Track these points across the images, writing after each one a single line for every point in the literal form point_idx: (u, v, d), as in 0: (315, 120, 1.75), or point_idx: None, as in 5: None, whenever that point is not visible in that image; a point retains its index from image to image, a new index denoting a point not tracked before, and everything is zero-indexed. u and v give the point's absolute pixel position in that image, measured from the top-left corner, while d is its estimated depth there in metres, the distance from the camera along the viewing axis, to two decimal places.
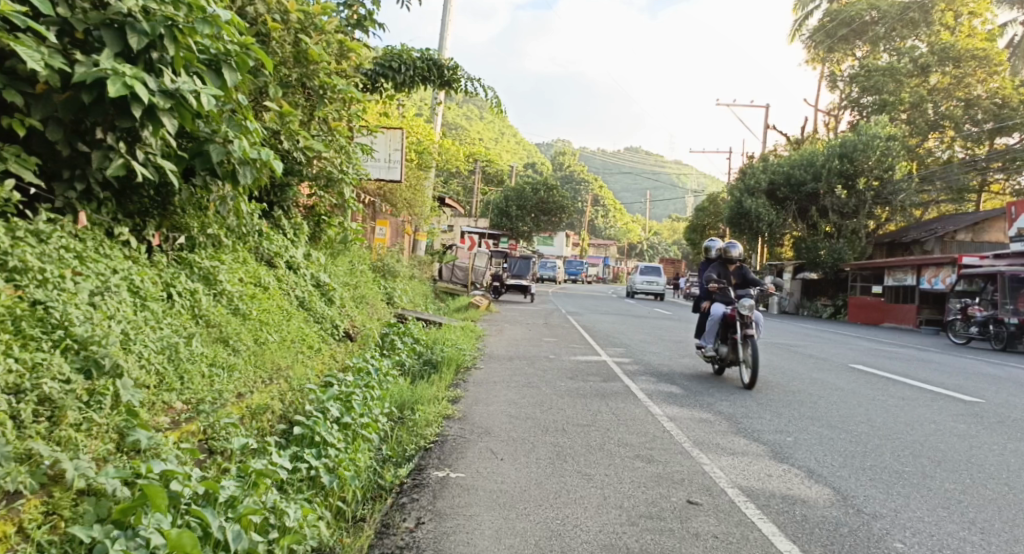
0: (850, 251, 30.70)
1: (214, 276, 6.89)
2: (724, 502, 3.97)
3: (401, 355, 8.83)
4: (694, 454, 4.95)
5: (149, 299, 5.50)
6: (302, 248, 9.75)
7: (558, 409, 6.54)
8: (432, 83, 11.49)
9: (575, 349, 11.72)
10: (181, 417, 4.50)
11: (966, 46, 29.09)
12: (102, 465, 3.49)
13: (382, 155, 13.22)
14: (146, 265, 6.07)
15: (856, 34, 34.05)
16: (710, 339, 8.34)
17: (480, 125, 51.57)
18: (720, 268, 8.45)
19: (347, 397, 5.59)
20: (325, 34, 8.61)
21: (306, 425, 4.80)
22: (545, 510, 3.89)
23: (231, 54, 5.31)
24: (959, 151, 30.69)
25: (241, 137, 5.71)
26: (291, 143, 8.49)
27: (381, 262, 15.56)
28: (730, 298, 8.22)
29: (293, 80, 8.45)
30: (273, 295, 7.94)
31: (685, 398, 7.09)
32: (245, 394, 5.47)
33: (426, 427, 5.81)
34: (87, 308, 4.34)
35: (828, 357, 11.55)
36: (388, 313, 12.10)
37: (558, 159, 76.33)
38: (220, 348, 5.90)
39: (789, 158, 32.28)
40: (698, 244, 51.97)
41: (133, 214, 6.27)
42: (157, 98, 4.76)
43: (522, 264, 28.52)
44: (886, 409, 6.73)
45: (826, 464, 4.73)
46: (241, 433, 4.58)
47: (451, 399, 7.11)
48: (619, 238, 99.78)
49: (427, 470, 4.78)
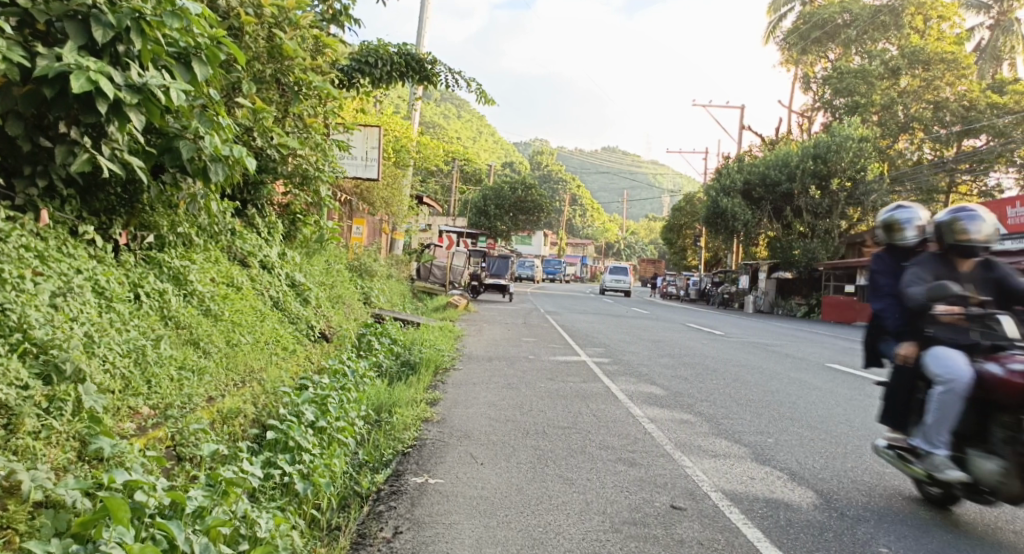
0: (824, 251, 31.04)
1: (184, 276, 6.70)
2: (708, 506, 3.91)
3: (379, 356, 8.69)
4: (676, 457, 4.89)
5: (115, 300, 5.33)
6: (276, 247, 9.56)
7: (537, 411, 6.46)
8: (410, 78, 11.35)
9: (554, 349, 11.66)
10: (148, 423, 4.35)
11: (935, 49, 29.64)
12: (62, 475, 3.33)
13: (360, 152, 13.04)
14: (113, 265, 5.88)
15: (829, 36, 34.48)
16: (938, 438, 3.97)
17: (458, 124, 51.38)
18: (941, 269, 4.26)
19: (323, 400, 5.46)
20: (301, 29, 8.40)
21: (280, 429, 4.66)
22: (526, 517, 3.79)
23: (201, 47, 5.14)
24: (928, 152, 31.02)
25: (212, 134, 5.55)
26: (264, 140, 8.27)
27: (358, 261, 15.36)
28: (974, 341, 4.04)
29: (267, 75, 8.26)
30: (246, 296, 7.75)
31: (665, 400, 7.04)
32: (216, 397, 5.33)
33: (403, 431, 5.69)
34: (48, 310, 4.17)
35: (806, 356, 11.60)
36: (365, 313, 11.95)
37: (536, 159, 76.35)
38: (190, 351, 5.72)
39: (765, 158, 32.56)
40: (675, 243, 52.33)
41: (99, 212, 6.06)
42: (123, 93, 4.57)
43: (500, 264, 28.43)
44: (864, 409, 6.74)
45: (807, 466, 4.69)
46: (211, 439, 4.42)
47: (429, 401, 7.01)
48: (597, 237, 100.18)
49: (405, 476, 4.65)
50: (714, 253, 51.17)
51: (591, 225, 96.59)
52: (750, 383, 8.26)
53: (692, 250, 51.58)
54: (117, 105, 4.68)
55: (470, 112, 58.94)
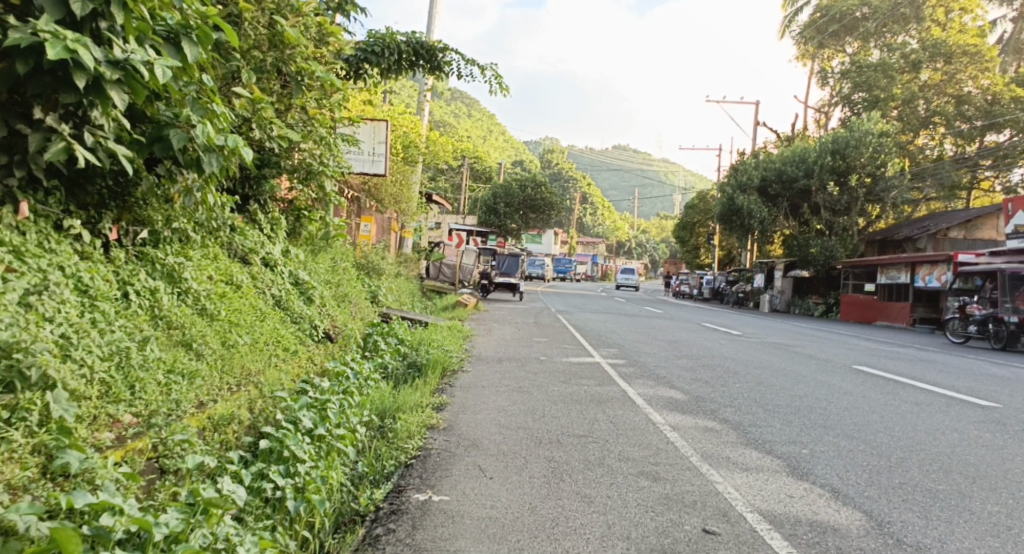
0: (842, 249, 30.39)
1: (178, 274, 6.35)
2: (745, 531, 3.51)
3: (384, 357, 8.34)
4: (704, 470, 4.49)
5: (100, 298, 4.98)
6: (279, 244, 9.21)
7: (552, 417, 6.07)
8: (421, 67, 10.95)
9: (568, 350, 11.26)
10: (127, 434, 3.97)
11: (957, 42, 28.81)
12: (19, 495, 3.01)
13: (367, 147, 12.60)
14: (100, 261, 5.52)
15: (847, 30, 33.91)
16: None
17: (469, 122, 50.83)
18: None
19: (323, 405, 5.10)
20: (303, 16, 8.03)
21: (275, 438, 4.33)
22: (540, 544, 3.40)
23: (192, 27, 4.77)
24: (949, 148, 30.44)
25: (206, 122, 5.14)
26: (263, 132, 7.88)
27: (366, 259, 14.94)
28: None
29: (268, 65, 7.87)
30: (246, 295, 7.39)
31: (688, 405, 6.63)
32: (207, 403, 4.96)
33: (407, 439, 5.33)
34: (18, 311, 3.80)
35: (830, 357, 11.21)
36: (372, 312, 11.59)
37: (546, 157, 75.59)
38: (181, 353, 5.35)
39: (782, 154, 31.91)
40: (687, 241, 51.81)
41: (88, 205, 5.72)
42: (103, 68, 4.20)
43: (511, 262, 27.89)
44: (901, 416, 6.30)
45: (851, 482, 4.27)
46: (198, 450, 4.06)
47: (436, 406, 6.61)
48: (608, 236, 99.25)
49: (406, 492, 4.25)
50: (728, 251, 50.60)
51: (602, 224, 95.74)
52: (776, 387, 7.83)
53: (706, 248, 50.93)
54: (97, 83, 4.31)
55: (480, 111, 58.60)
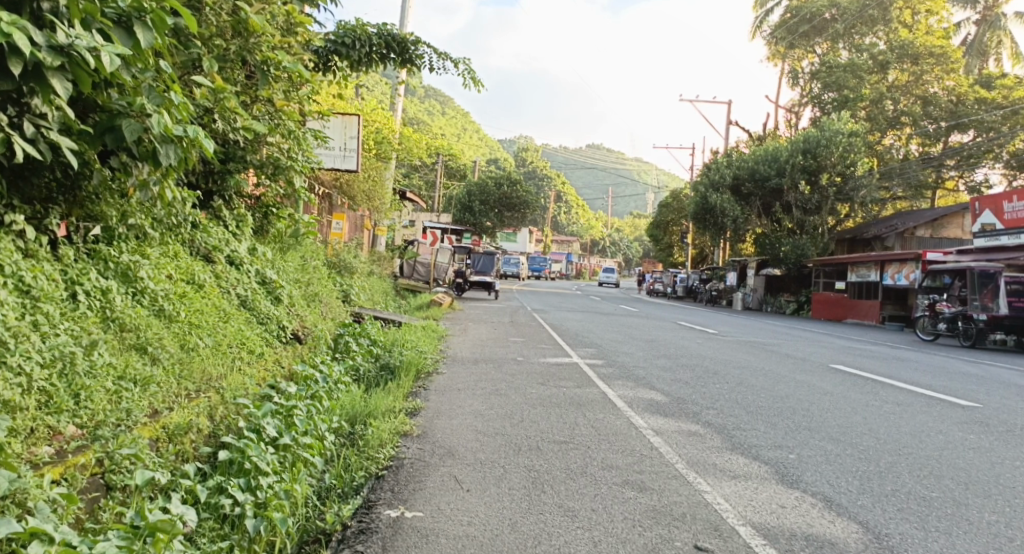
0: (813, 248, 30.63)
1: (134, 273, 6.00)
2: (739, 547, 3.30)
3: (356, 359, 8.07)
4: (691, 479, 4.27)
5: (44, 299, 4.64)
6: (245, 241, 8.86)
7: (529, 422, 5.82)
8: (392, 60, 10.62)
9: (544, 350, 11.03)
10: (68, 447, 3.63)
11: (924, 43, 29.16)
12: None
13: (337, 142, 12.20)
14: (47, 260, 5.16)
15: (817, 30, 34.05)
16: None
17: (443, 120, 50.32)
18: None
19: (288, 411, 4.81)
20: (269, 4, 7.67)
21: (236, 448, 4.06)
22: None
23: (146, 10, 4.39)
24: (915, 148, 30.81)
25: (162, 111, 4.77)
26: (226, 124, 7.50)
27: (337, 257, 14.53)
28: None
29: (232, 54, 7.51)
30: (208, 294, 7.05)
31: (669, 408, 6.42)
32: (162, 411, 4.63)
33: (379, 448, 5.03)
34: None
35: (807, 356, 11.11)
36: (344, 312, 11.26)
37: (521, 155, 75.29)
38: (134, 358, 4.99)
39: (754, 153, 32.00)
40: (661, 240, 51.88)
41: (34, 200, 5.35)
42: (44, 53, 3.83)
43: (486, 261, 27.61)
44: (885, 417, 6.15)
45: (842, 490, 4.09)
46: (148, 463, 3.75)
47: (410, 411, 6.33)
48: (582, 235, 99.30)
49: (377, 509, 3.94)
50: (701, 249, 50.86)
51: (576, 223, 95.79)
52: (755, 387, 7.66)
53: (679, 246, 51.14)
54: (37, 69, 3.95)
55: (454, 108, 58.22)
